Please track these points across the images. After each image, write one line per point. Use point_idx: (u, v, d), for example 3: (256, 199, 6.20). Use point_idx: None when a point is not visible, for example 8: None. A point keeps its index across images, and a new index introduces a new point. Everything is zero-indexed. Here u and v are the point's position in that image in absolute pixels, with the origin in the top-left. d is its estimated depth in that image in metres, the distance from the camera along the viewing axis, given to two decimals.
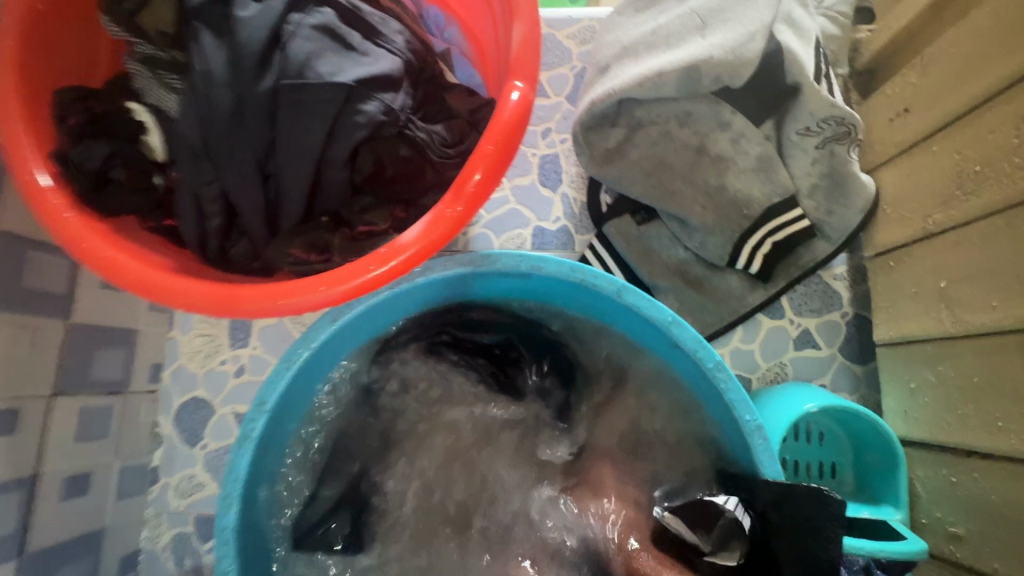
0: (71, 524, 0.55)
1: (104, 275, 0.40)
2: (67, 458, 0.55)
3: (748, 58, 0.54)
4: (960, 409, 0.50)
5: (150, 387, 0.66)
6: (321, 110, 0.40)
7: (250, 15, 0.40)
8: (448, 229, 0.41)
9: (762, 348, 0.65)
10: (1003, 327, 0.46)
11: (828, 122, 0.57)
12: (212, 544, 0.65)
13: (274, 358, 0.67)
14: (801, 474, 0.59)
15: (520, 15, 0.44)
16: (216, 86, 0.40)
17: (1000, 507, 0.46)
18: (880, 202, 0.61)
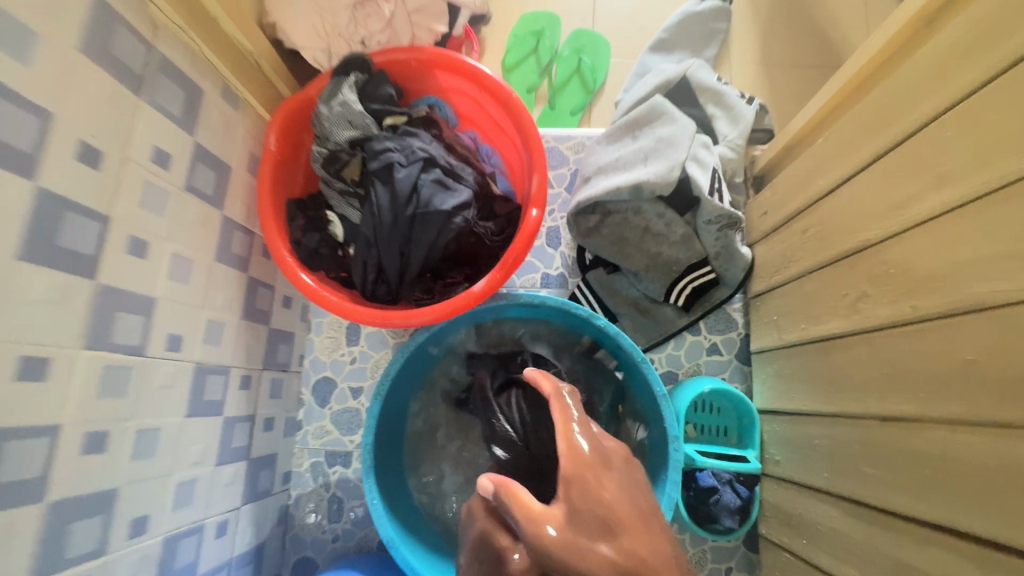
0: (264, 446, 0.93)
1: (323, 305, 0.80)
2: (264, 406, 0.93)
3: (670, 179, 0.90)
4: (782, 389, 0.84)
5: (298, 368, 1.04)
6: (435, 223, 0.79)
7: (402, 176, 0.79)
8: (497, 284, 0.79)
9: (686, 354, 1.02)
10: (798, 341, 0.80)
11: (719, 217, 0.93)
12: (336, 468, 1.03)
13: (375, 352, 1.06)
14: (704, 432, 0.94)
15: (537, 170, 0.83)
16: (383, 211, 0.79)
17: (793, 440, 0.80)
18: (756, 264, 0.99)
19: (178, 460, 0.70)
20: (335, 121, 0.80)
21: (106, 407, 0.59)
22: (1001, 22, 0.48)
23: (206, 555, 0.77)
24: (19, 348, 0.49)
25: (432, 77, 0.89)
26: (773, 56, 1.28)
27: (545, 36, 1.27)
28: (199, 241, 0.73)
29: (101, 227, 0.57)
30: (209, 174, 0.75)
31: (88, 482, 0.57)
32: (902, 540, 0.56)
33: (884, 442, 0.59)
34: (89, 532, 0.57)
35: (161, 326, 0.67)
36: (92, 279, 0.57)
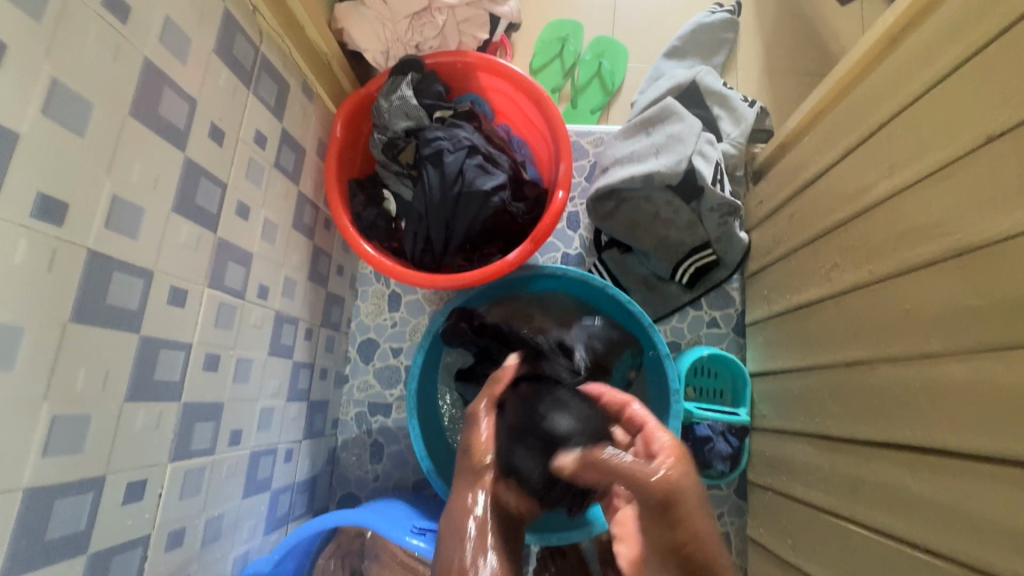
0: (320, 392, 1.08)
1: (380, 268, 0.94)
2: (321, 358, 1.07)
3: (678, 170, 1.03)
4: (769, 352, 0.98)
5: (346, 329, 1.19)
6: (476, 201, 0.93)
7: (450, 160, 0.93)
8: (528, 255, 0.93)
9: (688, 326, 1.17)
10: (783, 310, 0.94)
11: (720, 205, 1.07)
12: (377, 417, 1.17)
13: (414, 318, 1.20)
14: (703, 394, 1.06)
15: (564, 158, 0.96)
16: (434, 189, 0.93)
17: (777, 394, 0.94)
18: (751, 247, 1.13)
19: (262, 389, 0.85)
20: (394, 113, 0.95)
21: (219, 335, 0.73)
22: (940, 44, 0.62)
23: (277, 474, 0.92)
24: (170, 278, 0.64)
25: (473, 77, 1.04)
26: (776, 64, 1.41)
27: (570, 42, 1.41)
28: (282, 209, 0.88)
29: (221, 191, 0.72)
30: (291, 154, 0.90)
31: (207, 393, 0.72)
32: (858, 460, 0.70)
33: (848, 382, 0.73)
34: (206, 433, 0.71)
35: (254, 277, 0.81)
36: (215, 231, 0.71)
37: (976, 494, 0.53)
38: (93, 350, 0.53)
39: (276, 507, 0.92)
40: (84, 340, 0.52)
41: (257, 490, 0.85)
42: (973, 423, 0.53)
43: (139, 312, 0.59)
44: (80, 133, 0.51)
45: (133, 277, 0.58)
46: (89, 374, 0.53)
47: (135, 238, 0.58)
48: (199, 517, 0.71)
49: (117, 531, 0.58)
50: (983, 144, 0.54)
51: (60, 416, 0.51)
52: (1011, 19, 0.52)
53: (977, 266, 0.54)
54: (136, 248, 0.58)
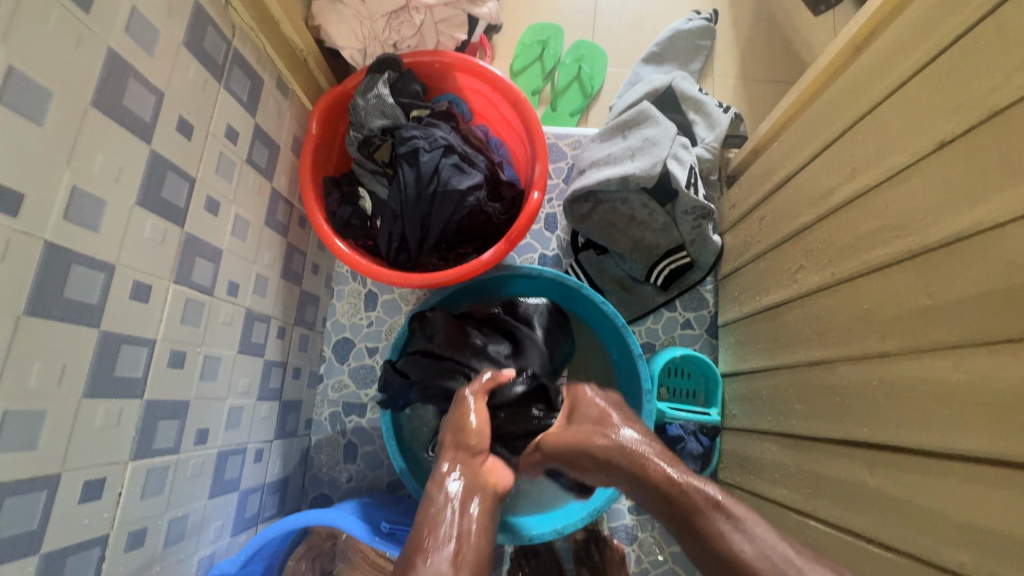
0: (293, 391, 1.06)
1: (354, 267, 0.94)
2: (295, 357, 1.06)
3: (653, 173, 1.05)
4: (740, 353, 1.00)
5: (322, 328, 1.18)
6: (452, 200, 0.93)
7: (426, 159, 0.93)
8: (504, 254, 0.93)
9: (663, 327, 1.18)
10: (752, 311, 0.95)
11: (694, 208, 1.07)
12: (352, 417, 1.16)
13: (390, 317, 1.20)
14: (676, 394, 1.08)
15: (540, 159, 0.97)
16: (409, 188, 0.93)
17: (747, 394, 0.95)
18: (724, 250, 1.14)
19: (230, 388, 0.84)
20: (370, 111, 0.95)
21: (185, 332, 0.72)
22: (898, 54, 0.64)
23: (247, 475, 0.90)
24: (134, 273, 0.62)
25: (451, 77, 1.04)
26: (752, 71, 1.44)
27: (550, 45, 1.42)
28: (254, 205, 0.87)
29: (189, 186, 0.71)
30: (264, 150, 0.89)
31: (172, 390, 0.70)
32: (820, 457, 0.71)
33: (812, 381, 0.75)
34: (170, 431, 0.70)
35: (224, 273, 0.80)
36: (182, 227, 0.70)
37: (926, 488, 0.54)
38: (49, 346, 0.52)
39: (245, 507, 0.90)
40: (39, 334, 0.51)
41: (225, 491, 0.84)
42: (925, 420, 0.55)
43: (99, 306, 0.58)
44: (38, 122, 0.50)
45: (93, 271, 0.57)
46: (44, 369, 0.52)
47: (95, 230, 0.57)
48: (161, 517, 0.69)
49: (72, 530, 0.57)
50: (934, 150, 0.56)
51: (13, 411, 0.49)
52: (961, 30, 0.54)
53: (928, 268, 0.56)
54: (97, 241, 0.57)
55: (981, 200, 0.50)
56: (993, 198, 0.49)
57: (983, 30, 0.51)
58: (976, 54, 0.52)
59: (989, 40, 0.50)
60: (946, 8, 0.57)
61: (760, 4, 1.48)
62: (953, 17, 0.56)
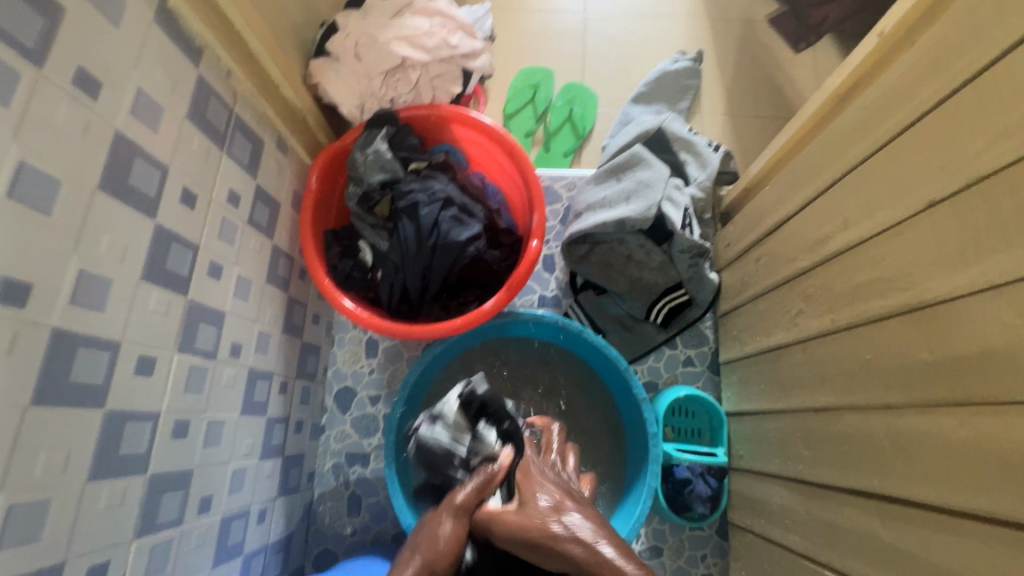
0: (295, 445, 1.05)
1: (358, 322, 0.94)
2: (297, 410, 1.05)
3: (648, 216, 1.07)
4: (743, 392, 1.01)
5: (323, 378, 1.17)
6: (452, 252, 0.94)
7: (425, 213, 0.94)
8: (505, 304, 0.94)
9: (665, 365, 1.18)
10: (753, 351, 0.96)
11: (690, 248, 1.10)
12: (355, 468, 1.14)
13: (392, 364, 1.19)
14: (681, 433, 1.07)
15: (538, 208, 0.98)
16: (409, 241, 0.94)
17: (752, 435, 0.95)
18: (721, 287, 1.16)
19: (233, 450, 0.83)
20: (368, 166, 0.96)
21: (189, 399, 0.71)
22: (885, 109, 0.66)
23: (250, 537, 0.88)
24: (138, 348, 0.62)
25: (448, 129, 1.06)
26: (740, 107, 1.48)
27: (541, 88, 1.46)
28: (256, 265, 0.88)
29: (192, 255, 0.71)
30: (265, 210, 0.90)
31: (175, 461, 0.69)
32: (831, 505, 0.71)
33: (818, 427, 0.75)
34: (174, 503, 0.69)
35: (226, 335, 0.80)
36: (186, 295, 0.70)
37: (942, 544, 0.54)
38: (53, 432, 0.52)
39: (248, 572, 0.88)
40: (44, 424, 0.51)
41: (227, 558, 0.82)
42: (937, 474, 0.55)
43: (103, 386, 0.57)
44: (45, 213, 0.50)
45: (99, 351, 0.57)
46: (49, 457, 0.51)
47: (101, 310, 0.57)
48: None
49: None
50: (926, 208, 0.58)
51: (17, 506, 0.48)
52: (944, 93, 0.57)
53: (927, 322, 0.57)
54: (102, 321, 0.57)
55: (979, 259, 0.51)
56: (989, 259, 0.50)
57: (966, 95, 0.54)
58: (963, 117, 0.54)
59: (972, 105, 0.53)
60: (929, 71, 0.59)
61: (743, 42, 1.53)
62: (937, 79, 0.58)
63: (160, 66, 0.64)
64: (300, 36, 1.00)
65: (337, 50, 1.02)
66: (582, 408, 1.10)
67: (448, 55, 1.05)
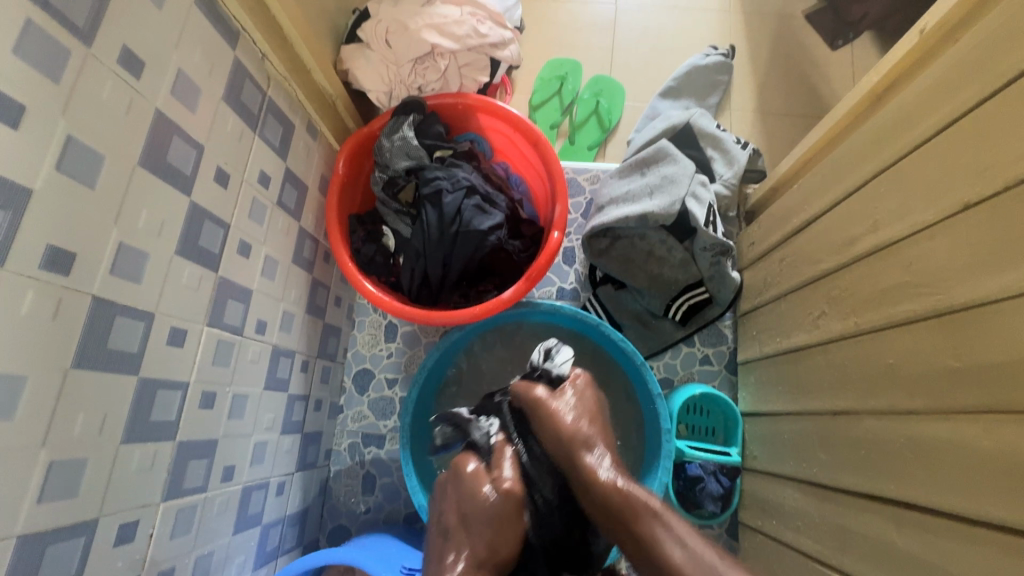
0: (314, 422, 1.08)
1: (379, 305, 0.96)
2: (317, 389, 1.08)
3: (671, 211, 1.06)
4: (760, 393, 1.00)
5: (342, 359, 1.20)
6: (474, 239, 0.95)
7: (449, 200, 0.95)
8: (524, 293, 0.95)
9: (681, 363, 1.18)
10: (772, 352, 0.96)
11: (713, 245, 1.09)
12: (370, 448, 1.17)
13: (410, 348, 1.21)
14: (695, 431, 1.07)
15: (560, 200, 0.98)
16: (432, 228, 0.95)
17: (767, 435, 0.95)
18: (743, 287, 1.14)
19: (255, 423, 0.85)
20: (395, 152, 0.97)
21: (216, 371, 0.74)
22: (922, 108, 0.64)
23: (269, 508, 0.92)
24: (171, 319, 0.65)
25: (473, 118, 1.06)
26: (771, 104, 1.45)
27: (568, 80, 1.45)
28: (283, 245, 0.90)
29: (224, 233, 0.74)
30: (293, 192, 0.92)
31: (201, 430, 0.72)
32: (845, 509, 0.71)
33: (836, 430, 0.74)
34: (199, 470, 0.72)
35: (253, 312, 0.83)
36: (216, 271, 0.73)
37: (958, 553, 0.54)
38: (91, 394, 0.54)
39: (266, 541, 0.92)
40: (82, 386, 0.53)
41: (247, 526, 0.85)
42: (956, 482, 0.54)
43: (137, 354, 0.60)
44: (90, 185, 0.53)
45: (135, 320, 0.59)
46: (87, 419, 0.54)
47: (137, 281, 0.59)
48: (188, 556, 0.71)
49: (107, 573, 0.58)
50: (959, 211, 0.56)
51: (57, 462, 0.51)
52: (985, 93, 0.55)
53: (955, 328, 0.56)
54: (138, 291, 0.60)
55: (1011, 265, 0.50)
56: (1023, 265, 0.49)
57: (1008, 95, 0.52)
58: (1002, 119, 0.52)
59: (1012, 105, 0.51)
60: (970, 70, 0.58)
61: (777, 38, 1.50)
62: (978, 79, 0.56)
63: (200, 47, 0.66)
64: (332, 22, 1.02)
65: (368, 36, 1.03)
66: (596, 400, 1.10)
67: (477, 44, 1.06)
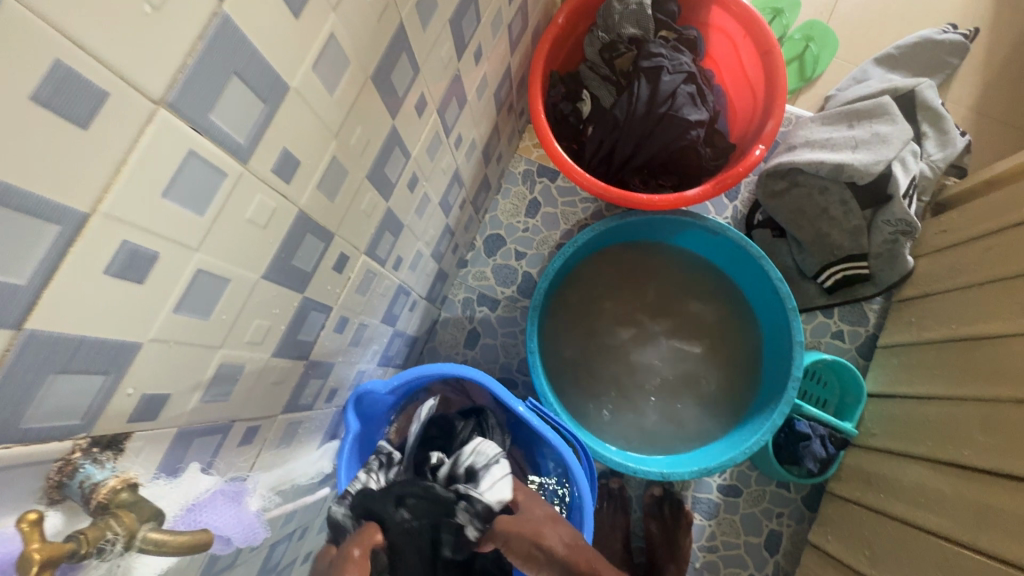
0: (448, 262, 1.11)
1: (561, 164, 0.95)
2: (459, 233, 1.10)
3: (873, 170, 0.99)
4: (900, 376, 0.97)
5: (481, 218, 1.21)
6: (677, 127, 0.92)
7: (666, 80, 0.91)
8: (709, 196, 0.92)
9: (811, 330, 1.14)
10: (937, 338, 0.92)
11: (899, 221, 1.02)
12: (482, 308, 1.20)
13: (546, 230, 1.22)
14: (806, 397, 1.06)
15: (774, 115, 0.92)
16: (640, 103, 0.92)
17: (897, 416, 0.93)
18: (910, 274, 1.07)
19: (423, 231, 0.88)
20: (625, 17, 0.93)
21: (424, 160, 0.76)
22: None
23: (402, 318, 0.96)
24: (423, 87, 0.66)
25: (705, 10, 1.00)
26: (993, 106, 1.31)
27: (784, 14, 1.34)
28: (495, 71, 0.89)
29: (473, 28, 0.73)
30: (519, 24, 0.90)
31: (399, 208, 0.75)
32: (1002, 492, 0.70)
33: (1015, 419, 0.72)
34: (386, 244, 0.75)
35: (458, 124, 0.83)
36: (457, 62, 0.73)
37: None
38: (370, 116, 0.56)
39: (390, 346, 0.96)
40: (367, 104, 0.54)
41: (388, 321, 0.89)
42: None
43: (399, 101, 0.61)
44: None
45: (409, 67, 0.60)
46: (360, 135, 0.55)
47: (423, 29, 0.59)
48: (356, 318, 0.75)
49: (322, 290, 0.62)
50: None
51: (336, 161, 0.53)
52: None
53: None
54: (420, 39, 0.60)
55: None
56: None
57: None
58: None
59: None
60: None
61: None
62: None
63: None
64: None
65: None
66: (719, 335, 1.09)
67: None
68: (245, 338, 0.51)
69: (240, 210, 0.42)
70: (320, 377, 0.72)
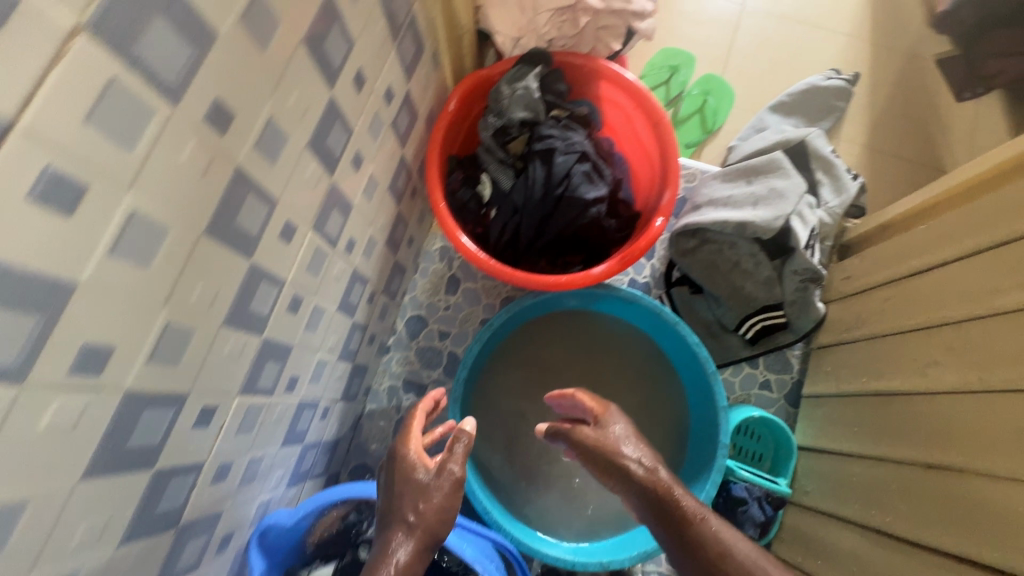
0: (365, 355, 1.05)
1: (464, 252, 0.92)
2: (374, 323, 1.05)
3: (773, 226, 1.02)
4: (825, 429, 0.97)
5: (400, 301, 1.17)
6: (576, 206, 0.91)
7: (560, 161, 0.91)
8: (615, 272, 0.91)
9: (740, 382, 1.15)
10: (853, 391, 0.93)
11: (806, 270, 1.04)
12: (409, 395, 1.15)
13: (468, 306, 1.19)
14: (742, 454, 1.04)
15: (670, 186, 0.94)
16: (536, 185, 0.91)
17: (828, 473, 0.93)
18: (824, 319, 1.09)
19: (322, 340, 0.83)
20: (514, 101, 0.93)
21: (306, 278, 0.71)
22: None
23: (313, 429, 0.90)
24: (288, 213, 0.62)
25: (595, 84, 1.02)
26: (882, 142, 1.39)
27: (680, 72, 1.40)
28: (384, 168, 0.86)
29: (344, 140, 0.70)
30: (405, 118, 0.88)
31: (282, 334, 0.70)
32: (929, 566, 0.69)
33: (930, 484, 0.72)
34: (272, 373, 0.70)
35: (347, 230, 0.80)
36: (331, 176, 0.70)
37: None
38: (214, 267, 0.52)
39: (302, 461, 0.90)
40: (206, 258, 0.50)
41: (293, 441, 0.83)
42: None
43: (256, 239, 0.57)
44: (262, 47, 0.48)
45: (263, 204, 0.56)
46: (202, 291, 0.51)
47: (273, 163, 0.56)
48: (244, 456, 0.69)
49: (183, 452, 0.56)
50: None
51: (172, 326, 0.48)
52: None
53: None
54: (271, 173, 0.56)
55: None
56: None
57: None
58: None
59: None
60: None
61: (902, 76, 1.43)
62: None
63: None
64: None
65: None
66: (647, 399, 1.09)
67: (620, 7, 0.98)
68: (72, 543, 0.44)
69: (26, 428, 0.37)
70: (205, 531, 0.65)
